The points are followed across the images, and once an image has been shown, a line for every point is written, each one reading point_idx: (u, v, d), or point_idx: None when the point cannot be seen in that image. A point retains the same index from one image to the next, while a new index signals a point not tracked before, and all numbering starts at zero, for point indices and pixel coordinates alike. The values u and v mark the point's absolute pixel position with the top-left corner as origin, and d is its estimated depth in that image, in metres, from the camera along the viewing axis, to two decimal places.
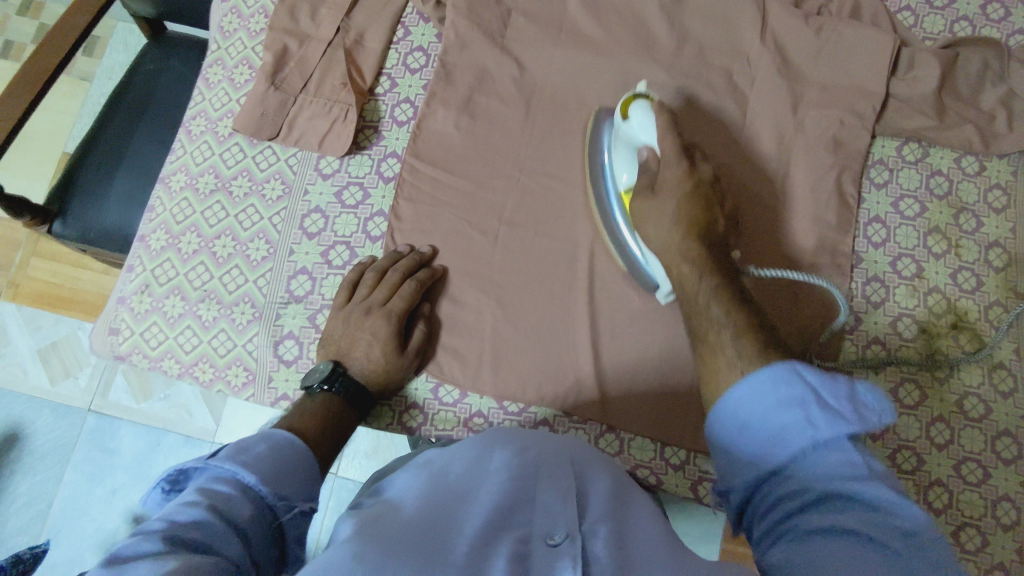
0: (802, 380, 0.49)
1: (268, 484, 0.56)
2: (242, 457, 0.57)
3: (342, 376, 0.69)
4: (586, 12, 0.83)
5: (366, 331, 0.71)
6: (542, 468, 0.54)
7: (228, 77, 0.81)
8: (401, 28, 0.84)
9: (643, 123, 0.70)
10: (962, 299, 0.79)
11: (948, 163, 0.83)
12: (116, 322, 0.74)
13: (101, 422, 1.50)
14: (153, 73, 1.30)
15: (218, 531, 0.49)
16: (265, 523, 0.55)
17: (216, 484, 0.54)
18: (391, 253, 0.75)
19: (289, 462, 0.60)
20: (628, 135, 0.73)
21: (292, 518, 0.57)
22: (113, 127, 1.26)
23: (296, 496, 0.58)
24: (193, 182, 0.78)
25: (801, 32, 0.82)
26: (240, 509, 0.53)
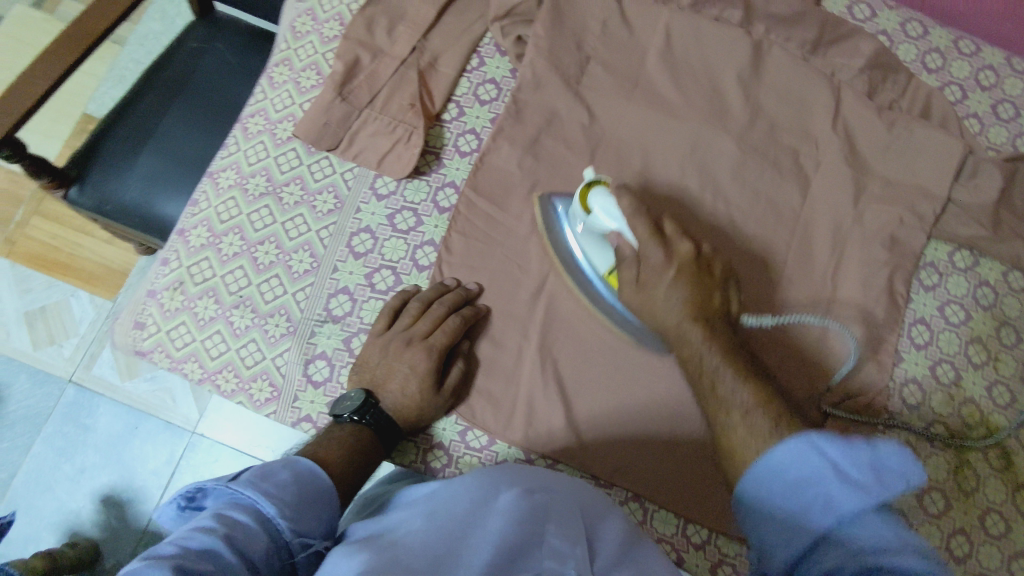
0: (822, 456, 0.50)
1: (288, 517, 0.53)
2: (264, 484, 0.54)
3: (374, 408, 0.66)
4: (663, 70, 0.82)
5: (405, 362, 0.67)
6: (552, 511, 0.53)
7: (294, 79, 0.79)
8: (476, 57, 0.83)
9: (609, 211, 0.68)
10: (995, 413, 0.79)
11: (996, 275, 0.83)
12: (143, 317, 0.72)
13: (80, 397, 1.44)
14: (195, 52, 1.27)
15: (229, 569, 0.46)
16: (276, 559, 0.52)
17: (233, 511, 0.52)
18: (438, 285, 0.72)
19: (312, 498, 0.57)
20: (594, 225, 0.71)
21: (304, 558, 0.54)
22: (146, 101, 1.22)
23: (314, 533, 0.55)
24: (243, 182, 0.75)
25: (871, 125, 0.82)
26: (256, 543, 0.50)
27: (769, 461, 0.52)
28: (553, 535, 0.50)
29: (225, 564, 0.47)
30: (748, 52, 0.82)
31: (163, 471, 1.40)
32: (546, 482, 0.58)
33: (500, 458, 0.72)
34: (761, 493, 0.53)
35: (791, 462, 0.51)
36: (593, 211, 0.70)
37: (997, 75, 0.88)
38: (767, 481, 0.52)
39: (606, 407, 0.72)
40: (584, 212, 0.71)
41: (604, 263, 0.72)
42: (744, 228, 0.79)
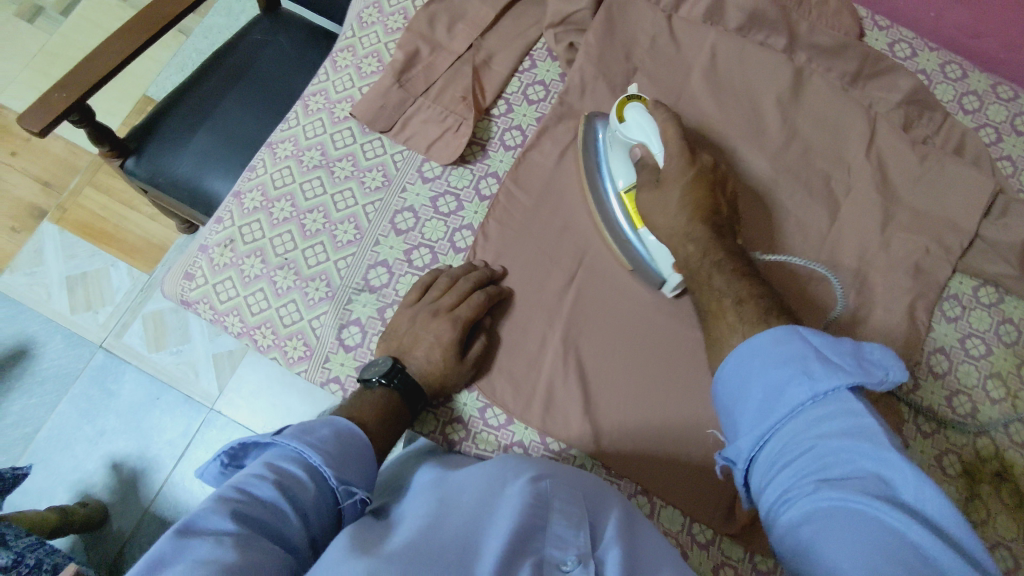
0: (804, 341, 0.57)
1: (335, 467, 0.56)
2: (308, 437, 0.56)
3: (401, 373, 0.67)
4: (706, 86, 0.85)
5: (430, 332, 0.70)
6: (557, 497, 0.53)
7: (356, 65, 0.84)
8: (529, 60, 0.87)
9: (641, 123, 0.74)
10: (1011, 449, 0.79)
11: (1020, 314, 0.84)
12: (193, 269, 0.76)
13: (108, 362, 1.48)
14: (259, 43, 1.34)
15: (281, 515, 0.49)
16: (325, 507, 0.54)
17: (284, 462, 0.54)
18: (466, 265, 0.75)
19: (354, 450, 0.59)
20: (625, 135, 0.76)
21: (350, 506, 0.56)
22: (208, 83, 1.29)
23: (357, 483, 0.57)
24: (299, 153, 0.80)
25: (905, 156, 0.84)
26: (305, 492, 0.53)
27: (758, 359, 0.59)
28: (559, 523, 0.51)
29: (276, 510, 0.50)
30: (789, 77, 0.86)
31: (178, 442, 1.43)
32: (550, 467, 0.58)
33: (516, 438, 0.74)
34: (732, 365, 0.60)
35: (773, 346, 0.58)
36: (626, 121, 0.75)
37: None
38: (738, 360, 0.60)
39: (624, 405, 0.73)
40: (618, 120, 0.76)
41: (624, 180, 0.76)
42: (772, 242, 0.82)
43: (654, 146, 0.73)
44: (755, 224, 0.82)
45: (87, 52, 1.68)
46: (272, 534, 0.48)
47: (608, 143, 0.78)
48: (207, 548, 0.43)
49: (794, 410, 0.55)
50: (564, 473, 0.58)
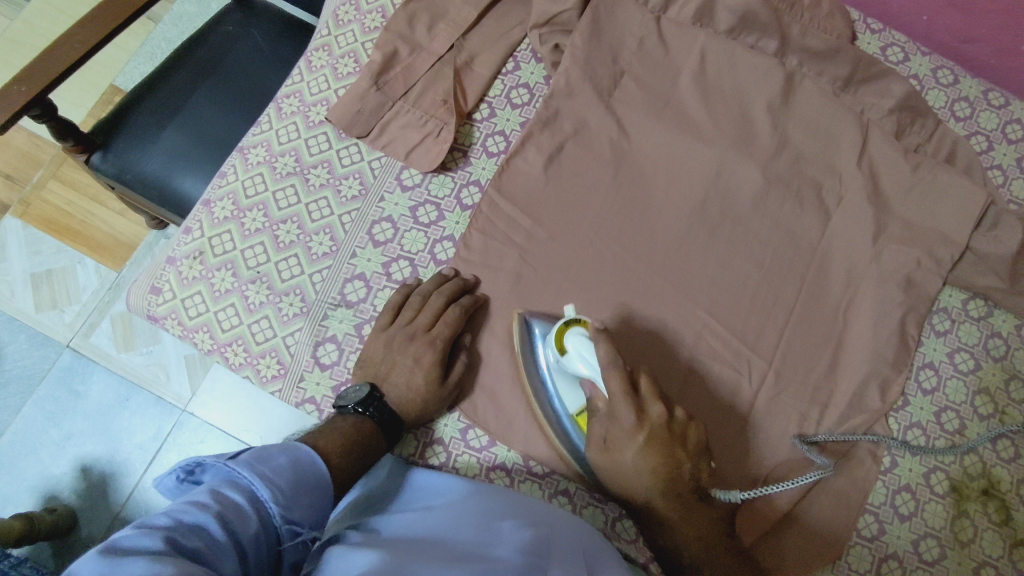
0: None
1: (281, 503, 0.53)
2: (262, 467, 0.54)
3: (378, 401, 0.65)
4: (695, 92, 0.83)
5: (409, 356, 0.67)
6: (558, 550, 0.54)
7: (331, 65, 0.80)
8: (512, 62, 0.84)
9: (584, 358, 0.65)
10: (998, 466, 0.78)
11: (1009, 327, 0.83)
12: (159, 282, 0.72)
13: (76, 363, 1.44)
14: (231, 34, 1.28)
15: (218, 545, 0.46)
16: (264, 544, 0.51)
17: (229, 490, 0.51)
18: (437, 278, 0.72)
19: (309, 485, 0.56)
20: (565, 367, 0.67)
21: (291, 547, 0.53)
22: (177, 76, 1.23)
23: (303, 522, 0.54)
24: (272, 160, 0.76)
25: (897, 166, 0.83)
26: (247, 525, 0.50)
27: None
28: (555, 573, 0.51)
29: (214, 541, 0.46)
30: (780, 83, 0.83)
31: (149, 445, 1.39)
32: (549, 523, 0.59)
33: (498, 461, 0.71)
34: None
35: None
36: (567, 351, 0.66)
37: None
38: None
39: None
40: (557, 351, 0.67)
41: (573, 403, 0.69)
42: (761, 255, 0.80)
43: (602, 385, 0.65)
44: (743, 237, 0.80)
45: (50, 39, 1.61)
46: (208, 567, 0.45)
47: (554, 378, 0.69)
48: (138, 569, 0.39)
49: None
50: (559, 530, 0.58)
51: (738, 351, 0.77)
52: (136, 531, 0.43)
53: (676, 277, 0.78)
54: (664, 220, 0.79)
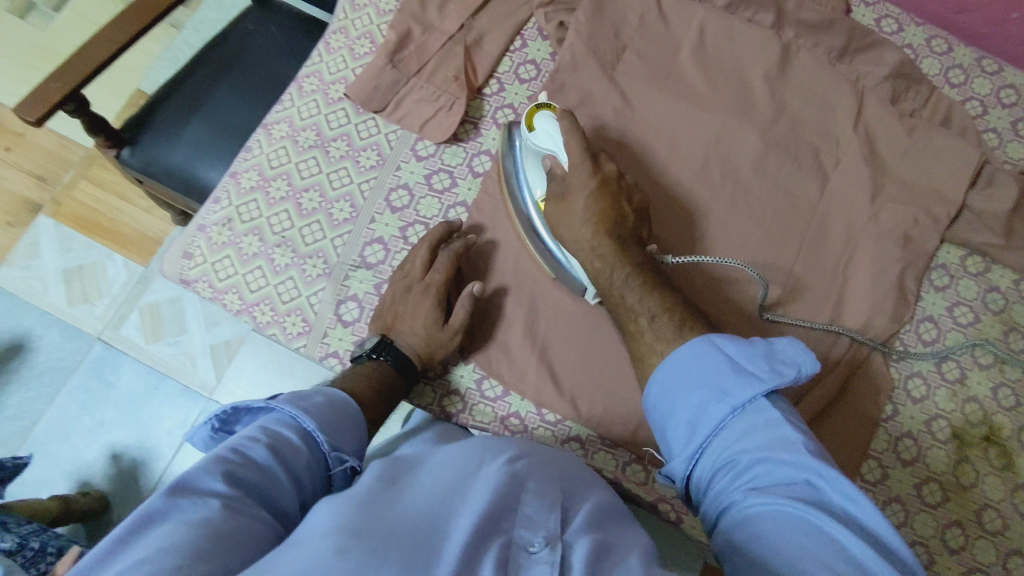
0: (720, 350, 0.59)
1: (327, 433, 0.57)
2: (302, 405, 0.58)
3: (388, 347, 0.70)
4: (694, 63, 0.86)
5: (411, 306, 0.72)
6: (533, 480, 0.56)
7: (349, 47, 0.85)
8: (519, 39, 0.88)
9: (549, 131, 0.72)
10: (999, 414, 0.80)
11: (1007, 282, 0.85)
12: (191, 248, 0.76)
13: (106, 354, 1.49)
14: (250, 33, 1.34)
15: (273, 478, 0.52)
16: (317, 472, 0.56)
17: (280, 428, 0.56)
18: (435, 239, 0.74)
19: (347, 421, 0.61)
20: (534, 144, 0.73)
21: (340, 474, 0.59)
22: (200, 74, 1.29)
23: (349, 451, 0.59)
24: (295, 134, 0.81)
25: (892, 129, 0.86)
26: (300, 458, 0.55)
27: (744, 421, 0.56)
28: (528, 506, 0.53)
29: (270, 472, 0.52)
30: (776, 52, 0.87)
31: (177, 432, 1.43)
32: (530, 455, 0.61)
33: (512, 409, 0.75)
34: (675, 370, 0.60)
35: (690, 361, 0.59)
36: (536, 131, 0.73)
37: (1019, 93, 0.91)
38: (677, 360, 0.60)
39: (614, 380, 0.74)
40: (529, 133, 0.74)
41: (537, 186, 0.74)
42: (762, 216, 0.83)
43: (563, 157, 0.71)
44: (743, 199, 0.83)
45: (78, 46, 1.68)
46: (264, 499, 0.50)
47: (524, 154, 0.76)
48: (195, 508, 0.45)
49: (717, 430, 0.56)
50: (544, 463, 0.60)
51: (741, 307, 0.80)
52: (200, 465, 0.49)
53: (679, 235, 0.82)
54: (667, 185, 0.83)
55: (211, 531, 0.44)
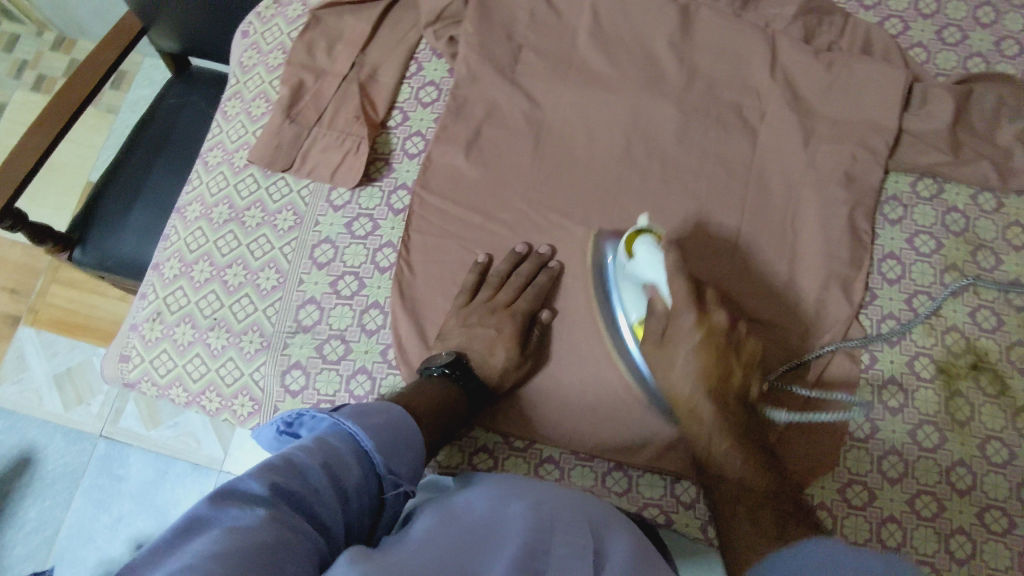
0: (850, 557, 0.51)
1: (383, 454, 0.55)
2: (363, 419, 0.55)
3: (465, 367, 0.69)
4: (595, 47, 0.84)
5: (490, 327, 0.72)
6: (563, 522, 0.53)
7: (245, 110, 0.84)
8: (414, 63, 0.86)
9: (652, 262, 0.69)
10: (982, 339, 0.77)
11: (964, 199, 0.82)
12: (127, 350, 0.76)
13: (113, 450, 1.48)
14: (174, 107, 1.29)
15: (321, 494, 0.49)
16: (368, 493, 0.53)
17: (335, 440, 0.53)
18: (511, 255, 0.76)
19: (404, 441, 0.57)
20: (633, 273, 0.71)
21: (394, 496, 0.55)
22: (136, 156, 1.25)
23: (404, 475, 0.56)
24: (207, 212, 0.79)
25: (812, 69, 0.82)
26: (352, 473, 0.52)
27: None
28: (558, 547, 0.50)
29: (319, 488, 0.49)
30: (676, 17, 0.84)
31: None
32: (556, 494, 0.58)
33: (478, 442, 0.75)
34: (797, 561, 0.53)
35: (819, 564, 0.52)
36: (635, 257, 0.71)
37: (937, 2, 0.88)
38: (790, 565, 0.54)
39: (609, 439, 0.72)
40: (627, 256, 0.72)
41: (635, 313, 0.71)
42: (699, 187, 0.80)
43: (666, 291, 0.68)
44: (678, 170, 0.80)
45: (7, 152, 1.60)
46: (309, 511, 0.48)
47: (624, 298, 0.73)
48: (245, 516, 0.43)
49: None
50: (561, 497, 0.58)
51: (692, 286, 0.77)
52: (253, 470, 0.47)
53: (615, 226, 0.79)
54: (594, 178, 0.80)
55: (247, 541, 0.41)
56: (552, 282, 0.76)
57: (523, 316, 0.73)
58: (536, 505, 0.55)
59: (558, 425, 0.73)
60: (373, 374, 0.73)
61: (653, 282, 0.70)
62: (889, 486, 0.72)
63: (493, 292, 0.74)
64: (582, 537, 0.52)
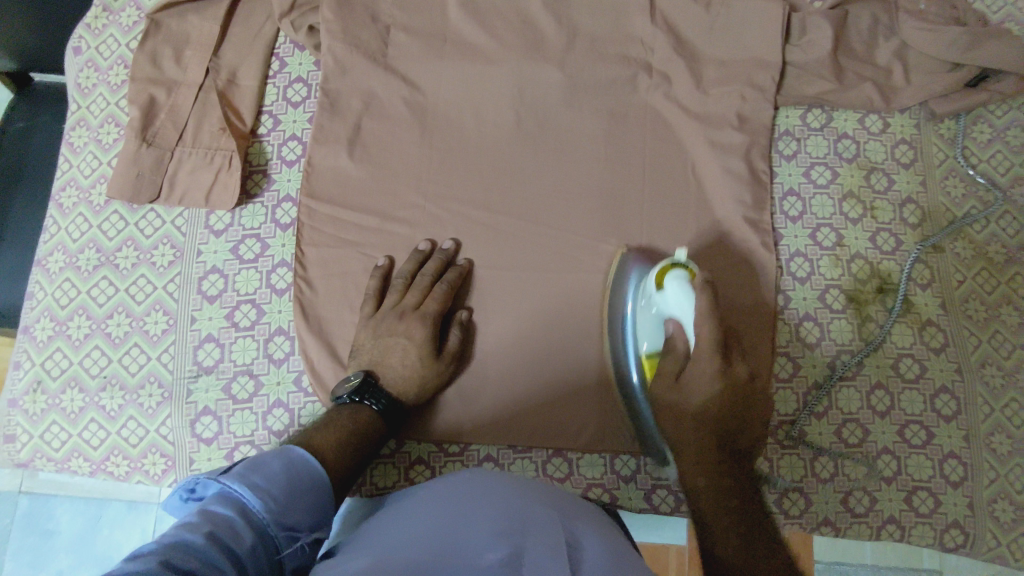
0: None
1: (275, 509, 0.50)
2: (253, 476, 0.51)
3: (374, 387, 0.66)
4: (467, 17, 0.79)
5: (400, 335, 0.68)
6: (533, 521, 0.48)
7: (94, 139, 0.75)
8: (276, 60, 0.79)
9: (680, 301, 0.62)
10: (885, 261, 0.79)
11: (853, 124, 0.83)
12: (12, 429, 0.69)
13: (35, 506, 1.24)
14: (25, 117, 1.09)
15: (218, 567, 0.43)
16: (265, 555, 0.48)
17: (219, 506, 0.48)
18: (414, 255, 0.72)
19: (304, 488, 0.54)
20: (660, 305, 0.65)
21: (292, 552, 0.50)
22: None
23: (302, 526, 0.52)
24: (73, 260, 0.72)
25: (691, 11, 0.80)
26: (244, 536, 0.47)
27: None
28: (533, 549, 0.45)
29: (214, 561, 0.43)
30: None
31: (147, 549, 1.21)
32: (524, 486, 0.53)
33: (411, 454, 0.73)
34: None
35: None
36: (664, 293, 0.64)
37: None
38: None
39: (543, 426, 0.72)
40: (655, 288, 0.65)
41: (647, 343, 0.68)
42: (597, 148, 0.77)
43: (690, 333, 0.63)
44: (602, 151, 0.77)
45: None
46: None
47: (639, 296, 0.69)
48: None
49: None
50: (530, 494, 0.52)
51: (604, 254, 0.75)
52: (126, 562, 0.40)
53: (520, 206, 0.76)
54: (491, 157, 0.77)
55: None
56: (461, 279, 0.72)
57: (430, 314, 0.69)
58: (506, 508, 0.49)
59: (491, 424, 0.72)
60: (290, 406, 0.69)
61: (676, 320, 0.64)
62: (815, 422, 0.75)
63: (400, 303, 0.70)
64: (556, 534, 0.47)
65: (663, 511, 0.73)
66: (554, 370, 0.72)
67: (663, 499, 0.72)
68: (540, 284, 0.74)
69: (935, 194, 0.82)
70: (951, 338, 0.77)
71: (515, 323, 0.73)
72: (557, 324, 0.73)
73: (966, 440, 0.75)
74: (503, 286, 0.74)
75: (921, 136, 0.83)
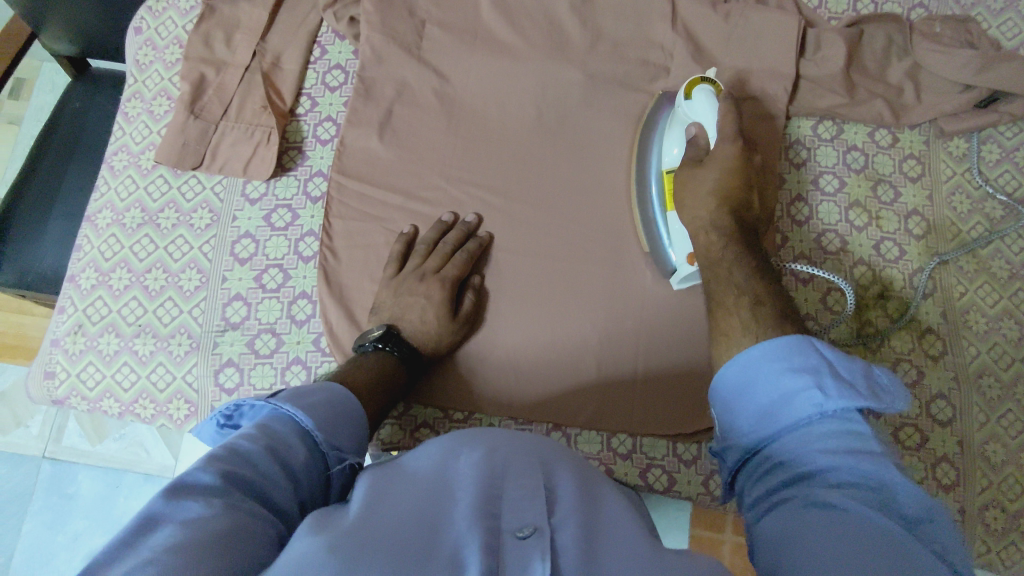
0: (817, 352, 0.49)
1: (323, 430, 0.54)
2: (300, 401, 0.54)
3: (397, 337, 0.70)
4: (499, 16, 0.84)
5: (419, 296, 0.72)
6: (510, 460, 0.49)
7: (146, 110, 0.82)
8: (318, 47, 0.85)
9: (703, 103, 0.71)
10: (887, 269, 0.81)
11: (863, 137, 0.86)
12: (51, 366, 0.74)
13: (58, 470, 1.27)
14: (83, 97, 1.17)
15: (272, 478, 0.47)
16: (315, 470, 0.52)
17: (273, 424, 0.52)
18: (438, 224, 0.77)
19: (347, 417, 0.57)
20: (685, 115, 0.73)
21: (340, 471, 0.54)
22: (50, 153, 1.12)
23: (347, 448, 0.55)
24: (119, 218, 0.78)
25: (710, 21, 0.84)
26: (295, 453, 0.51)
27: (747, 351, 0.52)
28: (510, 491, 0.45)
29: (269, 473, 0.47)
30: None
31: None
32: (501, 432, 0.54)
33: (418, 418, 0.77)
34: (760, 355, 0.51)
35: (774, 359, 0.50)
36: (691, 100, 0.73)
37: None
38: (747, 355, 0.52)
39: (544, 400, 0.75)
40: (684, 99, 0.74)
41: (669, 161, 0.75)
42: (612, 144, 0.82)
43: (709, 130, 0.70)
44: (617, 146, 0.81)
45: None
46: (262, 493, 0.46)
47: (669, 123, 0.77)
48: (196, 509, 0.41)
49: (800, 424, 0.47)
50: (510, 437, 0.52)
51: (613, 244, 0.78)
52: (194, 469, 0.44)
53: (536, 194, 0.80)
54: (511, 147, 0.81)
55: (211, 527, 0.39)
56: (480, 250, 0.77)
57: (449, 278, 0.73)
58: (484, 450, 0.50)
59: (495, 395, 0.75)
60: (308, 364, 0.74)
61: (697, 124, 0.71)
62: None
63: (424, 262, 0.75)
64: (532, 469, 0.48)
65: (654, 489, 0.76)
66: (558, 348, 0.76)
67: (657, 478, 0.75)
68: (548, 266, 0.78)
69: (941, 209, 0.84)
70: (950, 347, 0.79)
71: (522, 302, 0.77)
72: (564, 304, 0.76)
73: (960, 447, 0.76)
74: (515, 267, 0.78)
75: (930, 152, 0.86)
